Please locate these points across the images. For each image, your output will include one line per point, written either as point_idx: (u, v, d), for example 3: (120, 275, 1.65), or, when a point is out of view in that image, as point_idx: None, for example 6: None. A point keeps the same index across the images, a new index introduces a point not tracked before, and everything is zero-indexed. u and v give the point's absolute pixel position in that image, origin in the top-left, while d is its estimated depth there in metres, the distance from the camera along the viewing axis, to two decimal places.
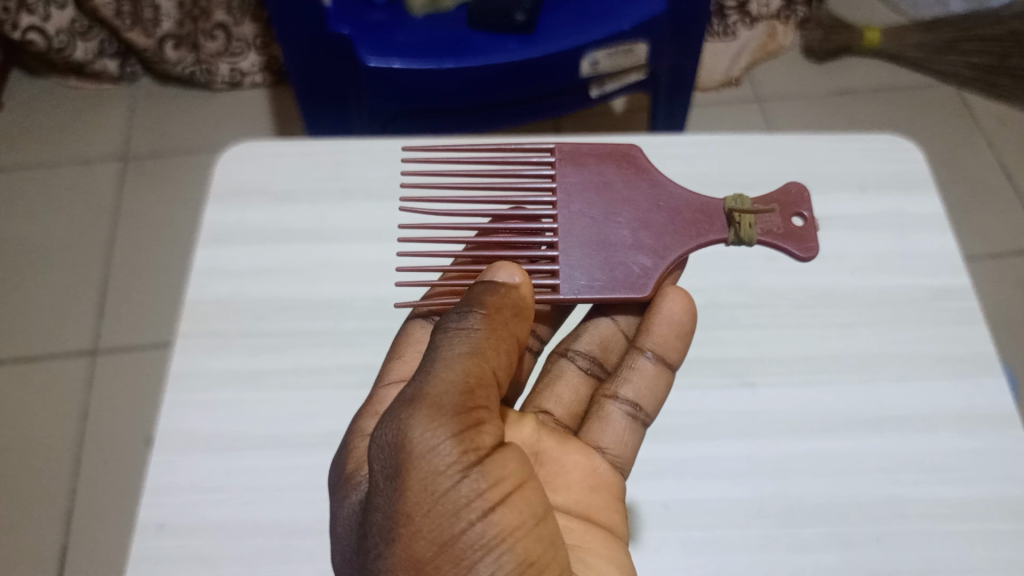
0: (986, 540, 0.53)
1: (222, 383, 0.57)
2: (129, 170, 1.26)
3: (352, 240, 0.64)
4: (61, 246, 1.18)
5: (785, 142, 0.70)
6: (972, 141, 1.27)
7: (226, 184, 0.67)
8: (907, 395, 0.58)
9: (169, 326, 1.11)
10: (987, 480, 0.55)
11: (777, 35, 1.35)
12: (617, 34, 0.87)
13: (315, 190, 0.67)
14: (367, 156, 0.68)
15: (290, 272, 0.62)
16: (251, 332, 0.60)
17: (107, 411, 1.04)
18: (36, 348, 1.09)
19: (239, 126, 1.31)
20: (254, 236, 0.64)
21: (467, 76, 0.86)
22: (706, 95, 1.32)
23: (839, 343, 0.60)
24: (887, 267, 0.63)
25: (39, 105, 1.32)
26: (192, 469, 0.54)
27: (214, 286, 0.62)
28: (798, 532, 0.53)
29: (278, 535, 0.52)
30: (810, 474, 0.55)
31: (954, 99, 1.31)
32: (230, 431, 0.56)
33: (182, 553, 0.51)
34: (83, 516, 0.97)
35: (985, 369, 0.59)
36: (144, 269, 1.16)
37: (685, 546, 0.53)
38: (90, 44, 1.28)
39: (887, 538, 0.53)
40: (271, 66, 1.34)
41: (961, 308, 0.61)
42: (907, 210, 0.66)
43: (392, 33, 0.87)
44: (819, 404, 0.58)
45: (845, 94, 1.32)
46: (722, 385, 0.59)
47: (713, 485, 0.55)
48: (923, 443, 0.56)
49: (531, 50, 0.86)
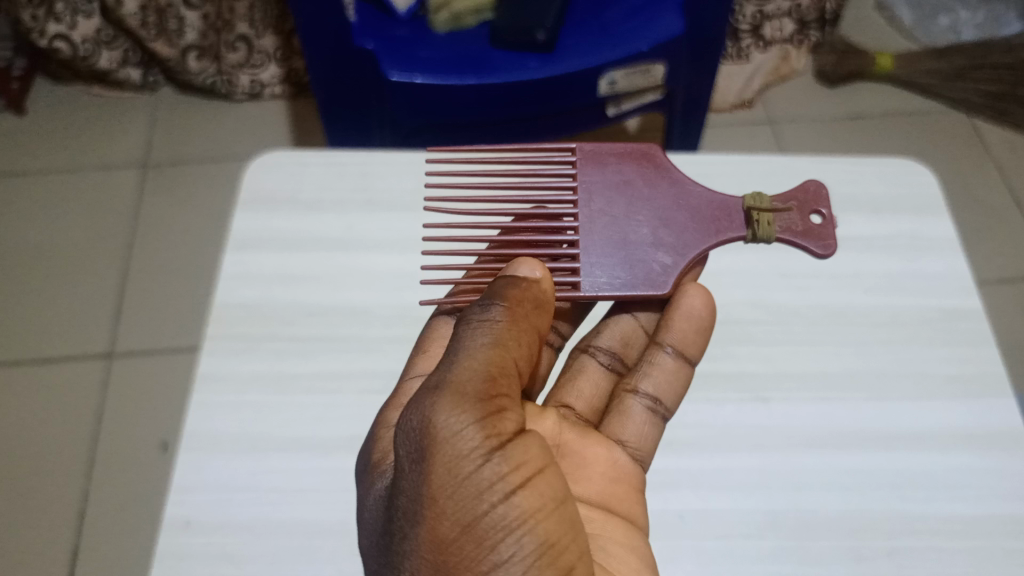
0: (994, 559, 0.53)
1: (247, 385, 0.59)
2: (149, 176, 1.28)
3: (375, 249, 0.66)
4: (80, 251, 1.20)
5: (800, 163, 0.71)
6: (982, 167, 1.28)
7: (254, 192, 0.68)
8: (919, 413, 0.59)
9: (189, 330, 1.13)
10: (996, 498, 0.56)
11: (790, 58, 1.36)
12: (635, 54, 0.88)
13: (341, 200, 0.68)
14: (392, 168, 0.70)
15: (314, 279, 0.64)
16: (276, 335, 0.61)
17: (124, 413, 1.05)
18: (51, 349, 1.10)
19: (259, 136, 1.33)
20: (281, 243, 0.66)
21: (488, 92, 0.88)
22: (719, 116, 1.35)
23: (851, 361, 0.61)
24: (900, 288, 0.65)
25: (63, 112, 1.34)
26: (217, 469, 0.55)
27: (242, 290, 0.63)
28: (811, 544, 0.54)
29: (301, 535, 0.53)
30: (826, 488, 0.56)
31: (964, 125, 1.33)
32: (254, 433, 0.57)
33: (206, 551, 0.52)
34: (99, 520, 0.98)
35: (996, 391, 0.60)
36: (165, 274, 1.18)
37: (699, 555, 0.54)
38: (115, 52, 1.30)
39: (899, 553, 0.54)
40: (291, 78, 1.36)
41: (971, 328, 0.62)
42: (920, 232, 0.67)
43: (416, 49, 0.89)
44: (832, 420, 0.59)
45: (856, 118, 1.33)
46: (737, 399, 0.60)
47: (725, 496, 0.56)
48: (933, 460, 0.57)
49: (551, 68, 0.88)
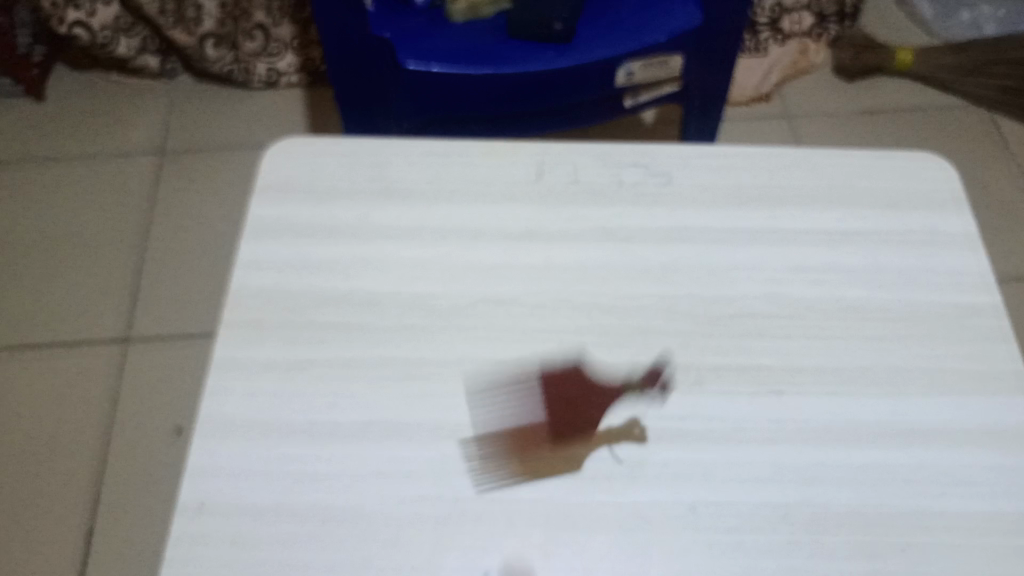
0: (1009, 557, 0.53)
1: (262, 372, 0.59)
2: (166, 164, 1.29)
3: (391, 239, 0.66)
4: (96, 236, 1.21)
5: (818, 157, 0.71)
6: (1003, 165, 1.27)
7: (271, 180, 0.69)
8: (934, 410, 0.59)
9: (205, 316, 1.14)
10: (1012, 496, 0.55)
11: (809, 52, 1.35)
12: (653, 46, 0.88)
13: (357, 189, 0.68)
14: (409, 159, 0.70)
15: (330, 266, 0.64)
16: (291, 323, 0.61)
17: (138, 397, 1.06)
18: (68, 334, 1.11)
19: (276, 125, 1.34)
20: (297, 231, 0.66)
21: (505, 83, 0.88)
22: (736, 110, 1.33)
23: (867, 356, 0.61)
24: (917, 284, 0.64)
25: (81, 98, 1.35)
26: (231, 454, 0.56)
27: (258, 278, 0.64)
28: (823, 539, 0.53)
29: (313, 521, 0.53)
30: (837, 483, 0.55)
31: (985, 122, 1.32)
32: (270, 419, 0.57)
33: (220, 534, 0.52)
34: (113, 504, 0.99)
35: (1014, 389, 0.60)
36: (181, 261, 1.19)
37: (710, 547, 0.53)
38: (133, 40, 1.31)
39: (912, 549, 0.53)
40: (307, 67, 1.36)
41: (991, 327, 0.63)
42: (939, 228, 0.67)
43: (433, 39, 0.89)
44: (847, 416, 0.58)
45: (875, 113, 1.32)
46: (751, 392, 0.59)
47: (737, 490, 0.55)
48: (949, 457, 0.57)
49: (567, 59, 0.87)
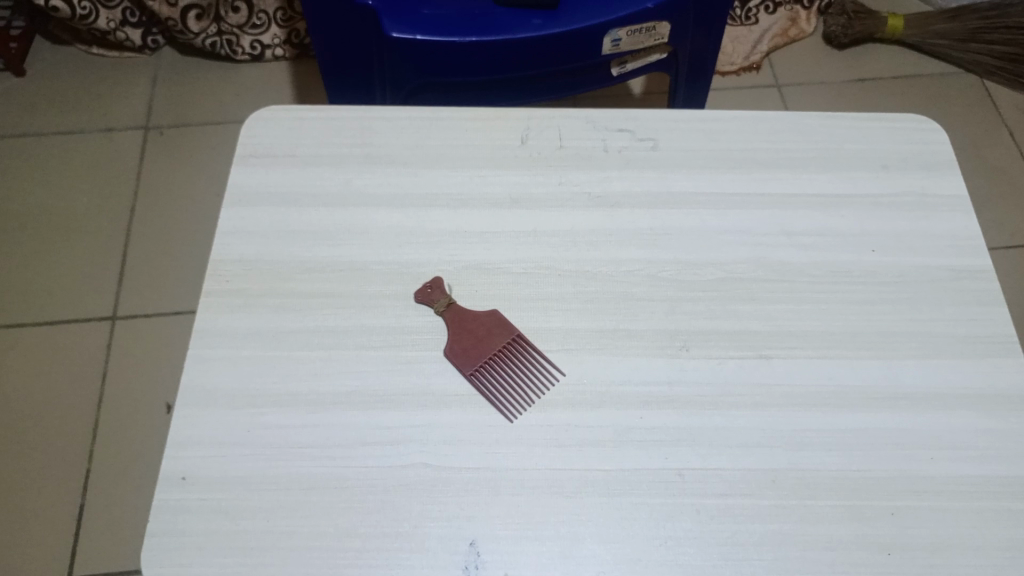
0: (1000, 520, 0.52)
1: (244, 341, 0.58)
2: (151, 138, 1.27)
3: (374, 207, 0.65)
4: (80, 213, 1.20)
5: (807, 120, 0.71)
6: (995, 132, 1.26)
7: (252, 148, 0.68)
8: (923, 374, 0.58)
9: (192, 293, 1.12)
10: (1003, 459, 0.55)
11: (799, 20, 1.35)
12: (641, 12, 0.87)
13: (339, 155, 0.67)
14: (393, 125, 0.69)
15: (314, 234, 0.63)
16: (274, 291, 0.61)
17: (126, 375, 1.05)
18: (53, 313, 1.10)
19: (262, 98, 1.32)
20: (280, 199, 0.65)
21: (491, 50, 0.86)
22: (726, 79, 1.32)
23: (856, 320, 0.60)
24: (906, 246, 0.64)
25: (63, 73, 1.34)
26: (213, 425, 0.55)
27: (239, 247, 0.63)
28: (813, 504, 0.53)
29: (296, 490, 0.52)
30: (827, 448, 0.55)
31: (976, 89, 1.31)
32: (253, 388, 0.56)
33: (201, 505, 0.52)
34: (102, 480, 0.98)
35: (1004, 352, 0.59)
36: (166, 237, 1.17)
37: (699, 513, 0.52)
38: (113, 12, 1.29)
39: (902, 513, 0.53)
40: (293, 40, 1.34)
41: (981, 289, 0.62)
42: (929, 190, 0.67)
43: (418, 6, 0.88)
44: (835, 380, 0.58)
45: (867, 81, 1.31)
46: (739, 357, 0.59)
47: (726, 455, 0.54)
48: (939, 421, 0.56)
49: (554, 26, 0.86)
